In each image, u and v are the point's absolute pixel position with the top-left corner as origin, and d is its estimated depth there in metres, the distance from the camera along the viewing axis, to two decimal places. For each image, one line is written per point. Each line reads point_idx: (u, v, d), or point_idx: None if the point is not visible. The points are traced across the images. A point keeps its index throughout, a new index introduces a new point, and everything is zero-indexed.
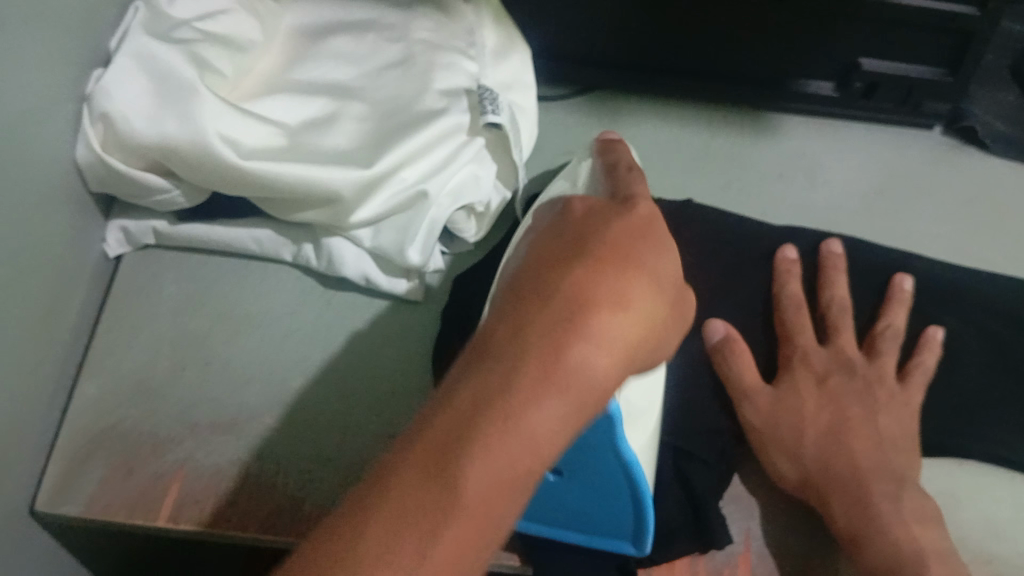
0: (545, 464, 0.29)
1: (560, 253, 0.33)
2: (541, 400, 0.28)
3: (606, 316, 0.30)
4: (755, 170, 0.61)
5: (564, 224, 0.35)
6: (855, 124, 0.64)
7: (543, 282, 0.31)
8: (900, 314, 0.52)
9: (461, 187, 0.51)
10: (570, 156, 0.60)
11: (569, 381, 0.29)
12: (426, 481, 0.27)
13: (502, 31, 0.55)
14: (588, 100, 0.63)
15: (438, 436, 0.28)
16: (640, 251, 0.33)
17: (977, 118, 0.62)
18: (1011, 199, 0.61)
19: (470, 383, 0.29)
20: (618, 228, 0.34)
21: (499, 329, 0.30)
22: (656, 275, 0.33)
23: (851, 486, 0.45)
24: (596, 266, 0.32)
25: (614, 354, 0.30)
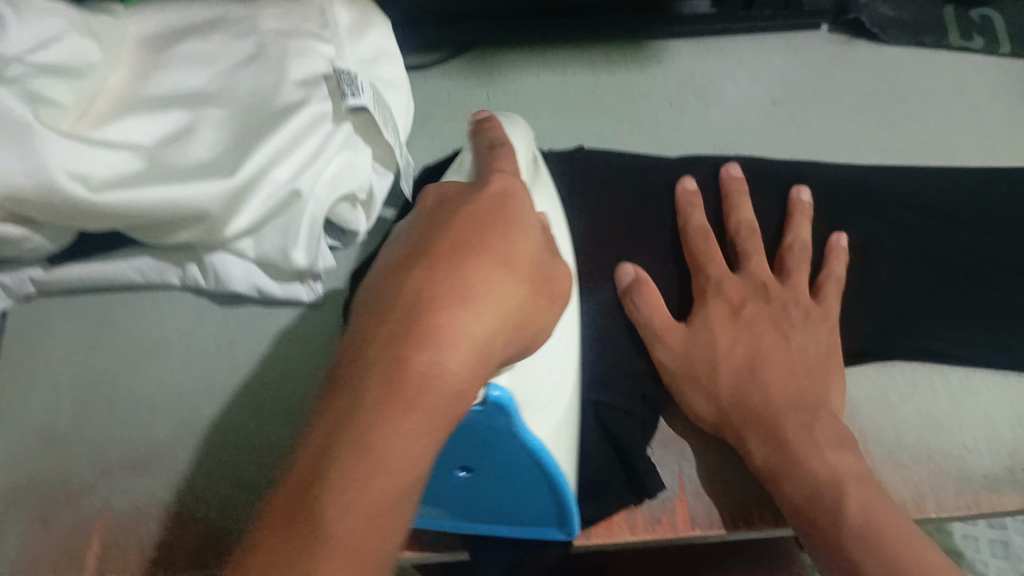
0: (414, 476, 0.27)
1: (407, 260, 0.32)
2: (394, 416, 0.27)
3: (450, 314, 0.29)
4: (648, 101, 0.60)
5: (420, 226, 0.34)
6: (742, 37, 0.63)
7: (390, 291, 0.30)
8: (805, 226, 0.51)
9: (337, 175, 0.49)
10: (456, 119, 0.59)
11: (417, 390, 0.27)
12: (291, 525, 0.26)
13: (355, 6, 0.54)
14: (467, 59, 0.61)
15: (300, 475, 0.27)
16: (487, 237, 0.33)
17: (864, 9, 0.62)
18: (908, 87, 0.61)
19: (322, 417, 0.28)
20: (465, 221, 0.33)
21: (345, 352, 0.29)
22: (504, 261, 0.32)
23: (763, 421, 0.44)
24: (438, 266, 0.31)
25: (466, 350, 0.29)
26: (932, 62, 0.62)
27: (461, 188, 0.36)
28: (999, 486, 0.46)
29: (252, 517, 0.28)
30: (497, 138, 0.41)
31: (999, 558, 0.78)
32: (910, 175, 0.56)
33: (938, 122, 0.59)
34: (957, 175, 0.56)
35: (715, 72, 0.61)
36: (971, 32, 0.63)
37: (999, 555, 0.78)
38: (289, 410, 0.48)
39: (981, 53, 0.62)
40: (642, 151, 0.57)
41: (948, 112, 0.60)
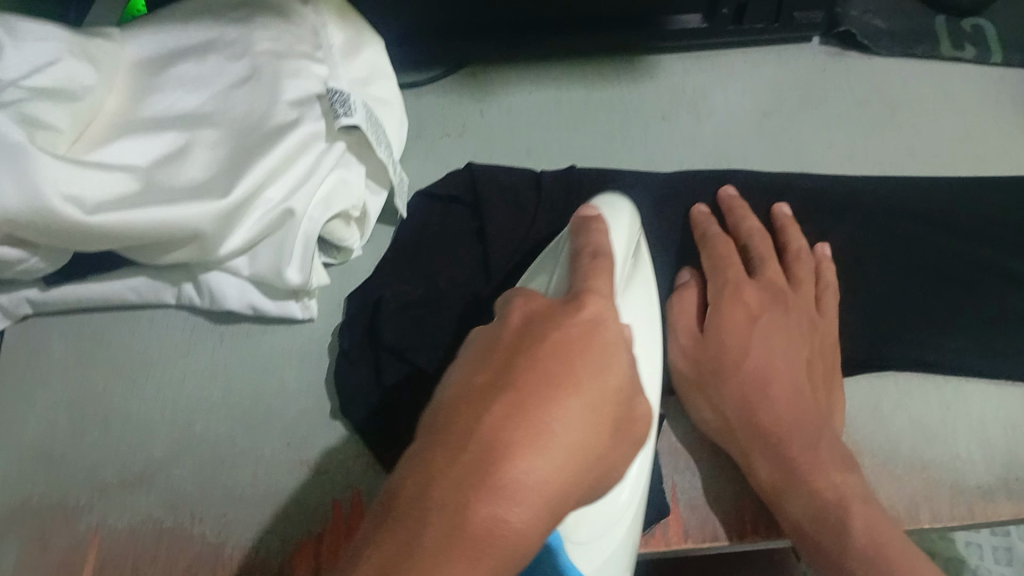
0: None
1: (484, 386, 0.28)
2: (444, 569, 0.23)
3: (524, 465, 0.25)
4: (639, 117, 0.60)
5: (496, 347, 0.30)
6: (731, 51, 0.64)
7: (462, 424, 0.26)
8: (797, 236, 0.52)
9: (331, 194, 0.49)
10: (449, 137, 0.59)
11: (477, 545, 0.24)
12: None
13: (347, 26, 0.54)
14: (459, 77, 0.62)
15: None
16: (577, 368, 0.29)
17: (854, 21, 0.62)
18: (898, 96, 0.61)
19: (372, 545, 0.24)
20: (562, 342, 0.29)
21: (407, 478, 0.25)
22: (594, 402, 0.28)
23: (766, 435, 0.44)
24: (516, 402, 0.27)
25: (535, 505, 0.25)
26: (924, 72, 0.62)
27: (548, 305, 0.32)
28: (992, 495, 0.46)
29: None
30: (601, 247, 0.38)
31: (1004, 566, 0.78)
32: (899, 185, 0.56)
33: (929, 131, 0.60)
34: (948, 187, 0.56)
35: (705, 85, 0.62)
36: (962, 42, 0.63)
37: (1002, 561, 0.78)
38: (283, 428, 0.48)
39: (972, 62, 0.62)
40: (633, 166, 0.58)
41: (940, 120, 0.60)
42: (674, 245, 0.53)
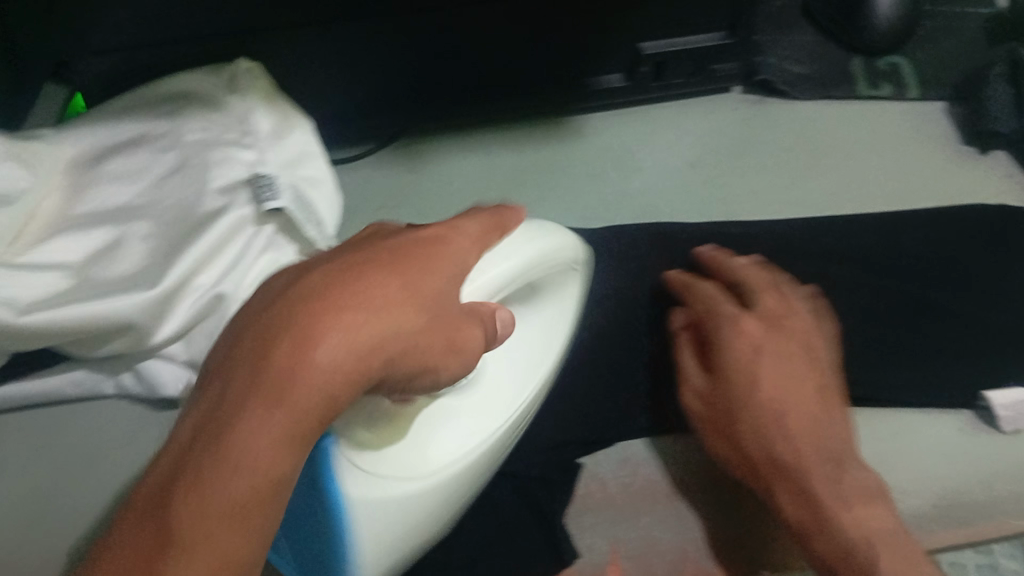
0: (269, 478, 0.29)
1: (305, 270, 0.33)
2: (247, 417, 0.28)
3: (328, 321, 0.30)
4: (569, 175, 0.62)
5: (341, 247, 0.35)
6: (656, 105, 0.65)
7: (257, 305, 0.31)
8: (784, 273, 0.53)
9: (262, 276, 0.51)
10: (385, 209, 0.61)
11: (279, 388, 0.28)
12: (155, 509, 0.28)
13: (274, 110, 0.55)
14: (394, 149, 0.63)
15: (151, 486, 0.29)
16: (390, 261, 0.33)
17: (773, 67, 0.64)
18: (819, 137, 0.63)
19: (200, 407, 0.30)
20: (384, 248, 0.34)
21: (228, 343, 0.30)
22: (403, 285, 0.33)
23: (779, 469, 0.44)
24: (331, 275, 0.32)
25: (335, 353, 0.29)
26: (845, 113, 0.64)
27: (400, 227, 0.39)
28: (927, 525, 0.47)
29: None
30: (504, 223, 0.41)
31: None
32: (823, 225, 0.58)
33: (851, 171, 0.61)
34: (871, 225, 0.58)
35: (633, 140, 0.64)
36: (879, 80, 0.64)
37: None
38: None
39: (890, 99, 0.64)
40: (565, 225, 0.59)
41: (861, 158, 0.62)
42: (610, 299, 0.54)
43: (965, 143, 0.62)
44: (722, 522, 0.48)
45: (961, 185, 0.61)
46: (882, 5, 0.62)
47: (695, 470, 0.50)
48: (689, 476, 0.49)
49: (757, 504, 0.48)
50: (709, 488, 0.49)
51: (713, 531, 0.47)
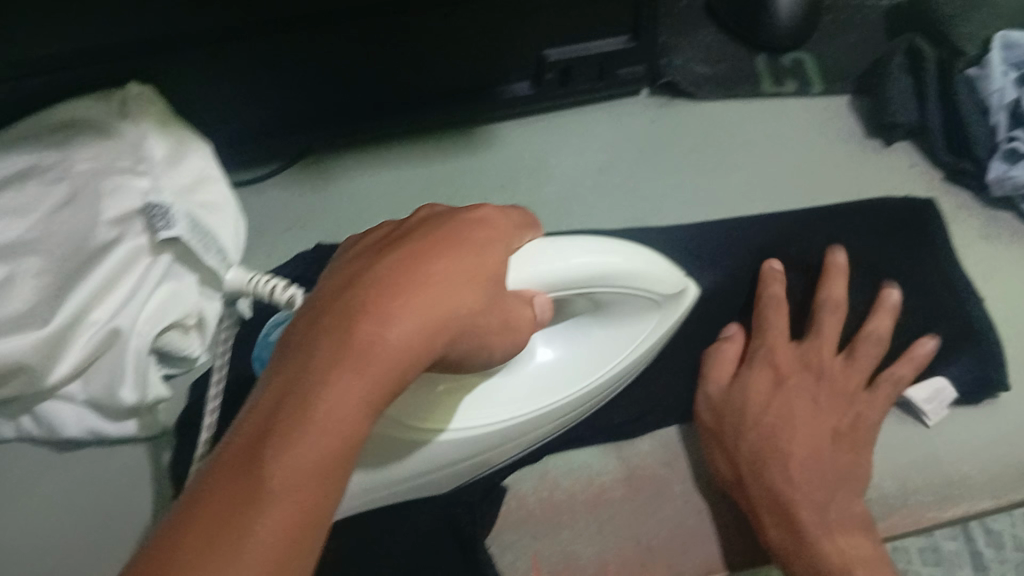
0: (350, 441, 0.30)
1: (369, 257, 0.35)
2: (335, 380, 0.30)
3: (405, 299, 0.33)
4: (481, 188, 0.61)
5: (385, 236, 0.38)
6: (565, 111, 0.65)
7: (332, 290, 0.34)
8: (837, 286, 0.53)
9: (161, 308, 0.49)
10: (294, 229, 0.59)
11: (362, 356, 0.31)
12: (251, 466, 0.28)
13: (169, 137, 0.53)
14: (299, 169, 0.62)
15: (240, 443, 0.29)
16: (448, 244, 0.37)
17: (679, 70, 0.65)
18: (727, 138, 0.63)
19: (280, 377, 0.31)
20: (450, 232, 0.37)
21: (300, 326, 0.32)
22: (464, 268, 0.36)
23: (776, 498, 0.45)
24: (400, 260, 0.35)
25: (410, 325, 0.32)
26: (751, 111, 0.65)
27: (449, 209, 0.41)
28: None
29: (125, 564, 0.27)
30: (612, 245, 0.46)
31: None
32: (729, 229, 0.59)
33: (760, 169, 0.62)
34: (779, 224, 0.59)
35: (544, 148, 0.63)
36: (783, 77, 0.65)
37: None
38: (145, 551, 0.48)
39: (795, 95, 0.65)
40: None
41: (770, 156, 0.63)
42: None
43: (871, 138, 0.63)
44: (642, 530, 0.48)
45: (868, 177, 0.61)
46: (782, 5, 0.63)
47: (616, 480, 0.49)
48: (609, 486, 0.49)
49: (677, 509, 0.48)
50: (628, 497, 0.49)
51: (634, 539, 0.47)
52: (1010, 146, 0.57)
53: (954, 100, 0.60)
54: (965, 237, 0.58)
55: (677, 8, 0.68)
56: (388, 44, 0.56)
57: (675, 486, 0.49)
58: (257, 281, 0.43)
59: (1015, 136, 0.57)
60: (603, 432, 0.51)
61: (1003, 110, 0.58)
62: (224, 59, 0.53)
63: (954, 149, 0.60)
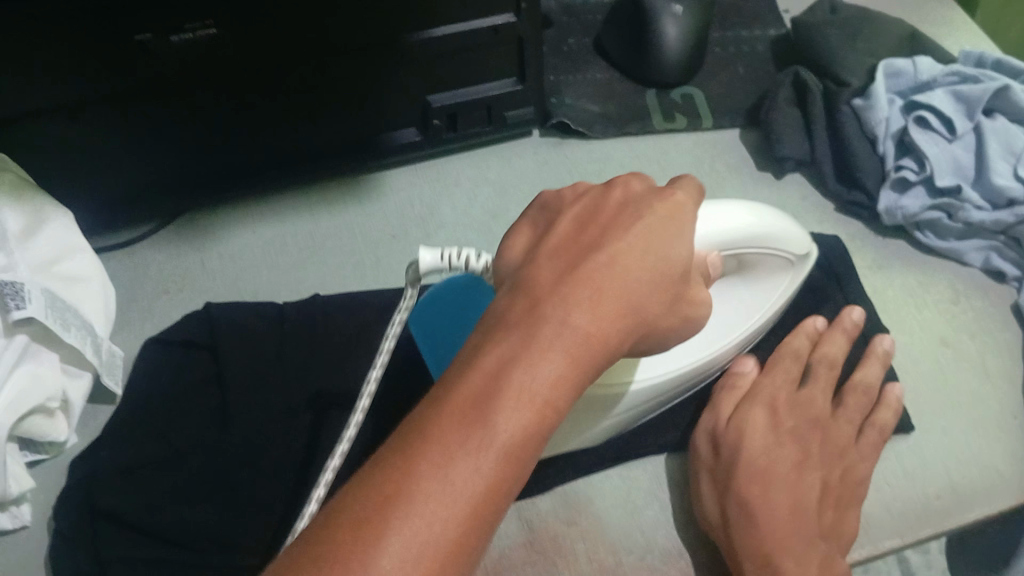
0: (554, 420, 0.28)
1: (568, 241, 0.34)
2: (545, 362, 0.28)
3: (611, 286, 0.31)
4: (372, 239, 0.59)
5: (580, 209, 0.36)
6: (455, 156, 0.63)
7: (544, 276, 0.31)
8: (839, 339, 0.53)
9: (21, 393, 0.45)
10: (171, 294, 0.56)
11: (571, 341, 0.29)
12: (462, 424, 0.26)
13: (24, 207, 0.49)
14: (178, 229, 0.58)
15: (455, 400, 0.27)
16: (646, 223, 0.35)
17: (569, 108, 0.64)
18: (620, 176, 0.62)
19: (490, 348, 0.28)
20: (646, 222, 0.34)
21: (513, 301, 0.30)
22: (669, 259, 0.34)
23: (760, 551, 0.44)
24: (603, 247, 0.33)
25: (607, 315, 0.30)
26: (643, 148, 0.64)
27: (647, 185, 0.38)
28: None
29: (325, 502, 0.25)
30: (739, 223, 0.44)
31: None
32: None
33: None
34: None
35: (434, 196, 0.61)
36: (673, 112, 0.64)
37: None
38: None
39: (686, 131, 0.64)
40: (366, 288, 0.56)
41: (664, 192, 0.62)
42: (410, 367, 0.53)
43: (761, 169, 0.63)
44: None
45: (761, 211, 0.61)
46: (669, 37, 0.62)
47: (516, 542, 0.46)
48: (511, 549, 0.46)
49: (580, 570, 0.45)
50: (529, 560, 0.46)
51: None
52: (898, 175, 0.58)
53: (840, 131, 0.60)
54: (862, 266, 0.58)
55: (565, 45, 0.67)
56: (261, 101, 0.54)
57: (576, 543, 0.46)
58: (451, 253, 0.37)
59: (901, 164, 0.58)
60: None
61: (889, 139, 0.59)
62: (82, 122, 0.50)
63: (843, 180, 0.60)
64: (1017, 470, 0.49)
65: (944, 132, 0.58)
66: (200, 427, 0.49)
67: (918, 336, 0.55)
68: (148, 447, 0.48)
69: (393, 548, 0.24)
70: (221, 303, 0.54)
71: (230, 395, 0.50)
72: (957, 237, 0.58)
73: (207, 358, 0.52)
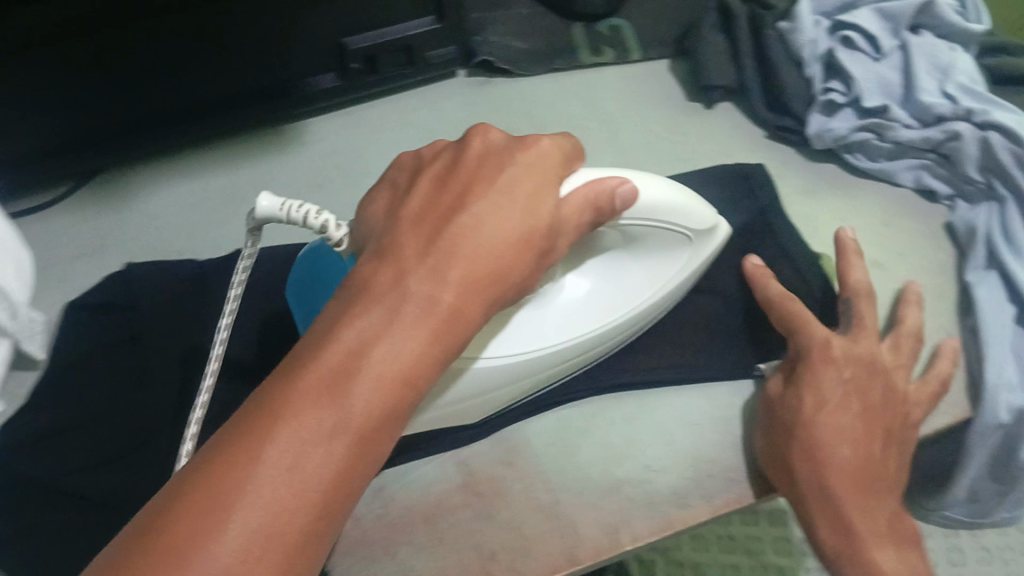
0: (412, 392, 0.30)
1: (420, 206, 0.35)
2: (401, 340, 0.30)
3: (463, 256, 0.33)
4: (294, 189, 0.57)
5: (435, 167, 0.37)
6: (380, 101, 0.62)
7: (406, 245, 0.33)
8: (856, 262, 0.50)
9: None
10: (90, 257, 0.54)
11: (427, 319, 0.31)
12: (325, 394, 0.28)
13: None
14: (92, 189, 0.57)
15: (315, 373, 0.29)
16: (493, 180, 0.35)
17: (492, 46, 0.62)
18: (549, 113, 0.61)
19: (350, 323, 0.30)
20: (507, 176, 0.35)
21: (376, 275, 0.32)
22: (521, 222, 0.35)
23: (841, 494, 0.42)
24: (460, 214, 0.34)
25: (460, 290, 0.32)
26: (570, 85, 0.63)
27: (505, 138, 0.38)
28: (689, 499, 0.45)
29: (193, 458, 0.27)
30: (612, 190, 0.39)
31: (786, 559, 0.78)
32: None
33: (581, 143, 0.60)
34: None
35: (358, 143, 0.60)
36: (599, 46, 0.63)
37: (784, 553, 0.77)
38: None
39: (613, 64, 0.64)
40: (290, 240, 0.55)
41: (594, 129, 0.61)
42: None
43: (689, 100, 0.62)
44: (484, 539, 0.43)
45: (692, 143, 0.60)
46: None
47: (451, 487, 0.45)
48: (447, 494, 0.45)
49: (517, 509, 0.44)
50: (466, 505, 0.44)
51: (475, 549, 0.42)
52: (826, 97, 0.57)
53: (766, 55, 0.59)
54: (795, 193, 0.58)
55: None
56: (162, 43, 0.51)
57: (512, 485, 0.45)
58: (291, 203, 0.36)
59: (828, 86, 0.57)
60: (440, 442, 0.46)
61: (816, 61, 0.57)
62: None
63: (773, 106, 0.60)
64: (955, 386, 0.49)
65: (870, 51, 0.58)
66: (125, 390, 0.48)
67: None
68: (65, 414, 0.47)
69: (250, 508, 0.25)
70: (141, 264, 0.52)
71: (153, 356, 0.48)
72: (887, 157, 0.57)
73: (125, 318, 0.51)
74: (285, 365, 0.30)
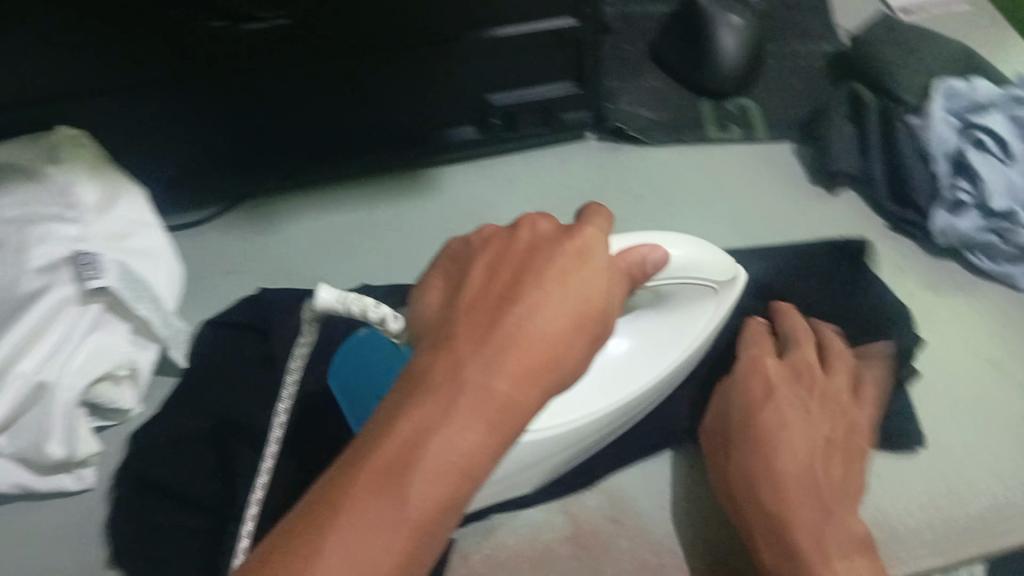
0: (472, 480, 0.31)
1: (477, 289, 0.35)
2: (457, 433, 0.31)
3: (520, 344, 0.33)
4: (427, 231, 0.60)
5: (493, 249, 0.37)
6: (513, 155, 0.65)
7: (461, 334, 0.34)
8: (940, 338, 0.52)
9: (93, 359, 0.47)
10: (236, 274, 0.57)
11: (484, 411, 0.32)
12: (381, 487, 0.30)
13: (101, 181, 0.51)
14: (242, 211, 0.60)
15: (373, 465, 0.31)
16: (550, 264, 0.36)
17: (625, 113, 0.64)
18: (675, 183, 0.64)
19: (410, 414, 0.31)
20: (554, 265, 0.36)
21: (435, 363, 0.33)
22: (580, 307, 0.35)
23: None
24: (519, 300, 0.35)
25: (520, 380, 0.33)
26: (698, 157, 0.65)
27: (552, 227, 0.38)
28: None
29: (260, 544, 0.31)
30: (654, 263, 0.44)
31: None
32: None
33: (704, 216, 0.62)
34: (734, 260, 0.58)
35: (491, 193, 0.63)
36: (727, 122, 0.65)
37: None
38: None
39: (741, 141, 0.65)
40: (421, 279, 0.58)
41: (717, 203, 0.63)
42: None
43: (813, 182, 0.64)
44: None
45: (813, 224, 0.61)
46: (728, 46, 0.62)
47: (560, 536, 0.47)
48: (555, 542, 0.47)
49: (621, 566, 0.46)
50: (574, 554, 0.46)
51: None
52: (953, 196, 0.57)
53: (895, 148, 0.60)
54: (913, 284, 0.59)
55: (621, 51, 0.68)
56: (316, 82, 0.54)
57: (619, 540, 0.47)
58: (349, 300, 0.38)
59: (955, 185, 0.58)
60: (553, 490, 0.48)
61: (943, 158, 0.58)
62: (146, 93, 0.51)
63: (897, 198, 0.61)
64: None
65: (999, 156, 0.58)
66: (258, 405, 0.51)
67: (966, 356, 0.55)
68: (202, 421, 0.50)
69: None
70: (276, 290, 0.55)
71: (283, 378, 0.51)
72: (1009, 260, 0.58)
73: (261, 338, 0.54)
74: (346, 453, 0.32)
